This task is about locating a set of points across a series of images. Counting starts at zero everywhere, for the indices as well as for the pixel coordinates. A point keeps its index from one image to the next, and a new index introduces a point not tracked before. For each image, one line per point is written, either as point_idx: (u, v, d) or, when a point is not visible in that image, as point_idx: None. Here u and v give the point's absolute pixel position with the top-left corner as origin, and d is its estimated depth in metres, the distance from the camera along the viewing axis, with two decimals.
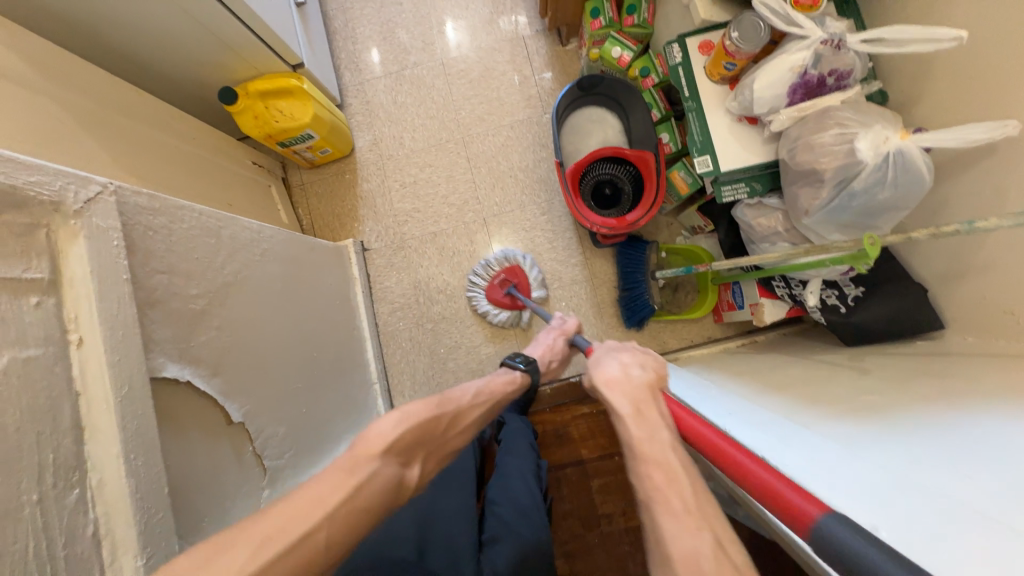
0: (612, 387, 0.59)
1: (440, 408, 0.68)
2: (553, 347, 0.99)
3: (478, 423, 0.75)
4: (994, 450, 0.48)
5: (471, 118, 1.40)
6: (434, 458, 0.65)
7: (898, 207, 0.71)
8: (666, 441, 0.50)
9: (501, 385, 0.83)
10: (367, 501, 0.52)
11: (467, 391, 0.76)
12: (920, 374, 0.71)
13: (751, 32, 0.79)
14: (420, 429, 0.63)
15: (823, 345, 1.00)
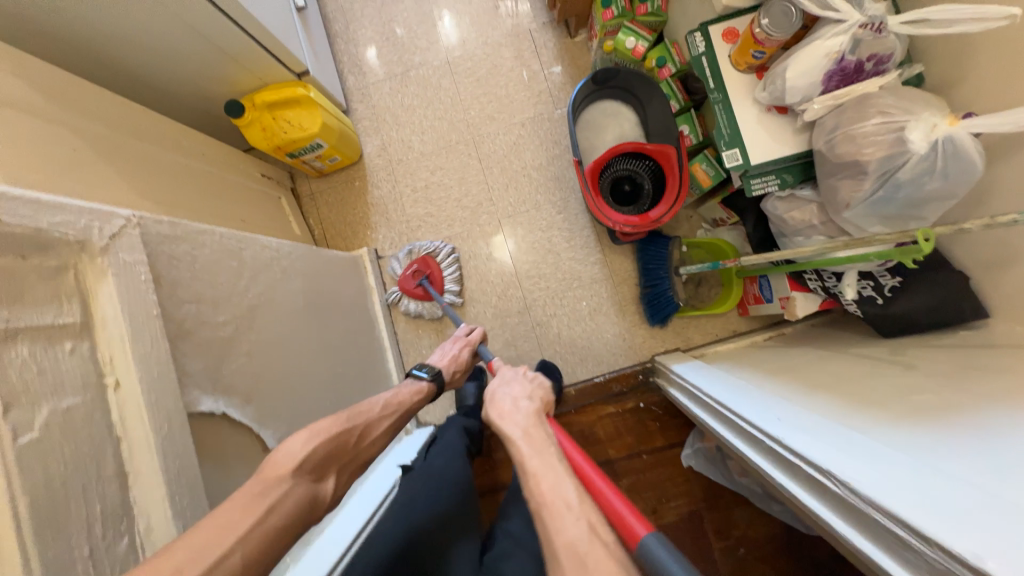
0: (503, 415, 0.60)
1: (349, 422, 0.67)
2: (457, 357, 0.93)
3: (390, 433, 0.74)
4: None
5: (480, 117, 1.36)
6: (351, 471, 0.64)
7: (947, 195, 0.67)
8: (553, 456, 0.53)
9: (409, 396, 0.80)
10: (282, 521, 0.51)
11: (372, 402, 0.74)
12: (974, 369, 0.69)
13: (782, 18, 0.77)
14: (331, 444, 0.62)
15: (859, 337, 0.98)
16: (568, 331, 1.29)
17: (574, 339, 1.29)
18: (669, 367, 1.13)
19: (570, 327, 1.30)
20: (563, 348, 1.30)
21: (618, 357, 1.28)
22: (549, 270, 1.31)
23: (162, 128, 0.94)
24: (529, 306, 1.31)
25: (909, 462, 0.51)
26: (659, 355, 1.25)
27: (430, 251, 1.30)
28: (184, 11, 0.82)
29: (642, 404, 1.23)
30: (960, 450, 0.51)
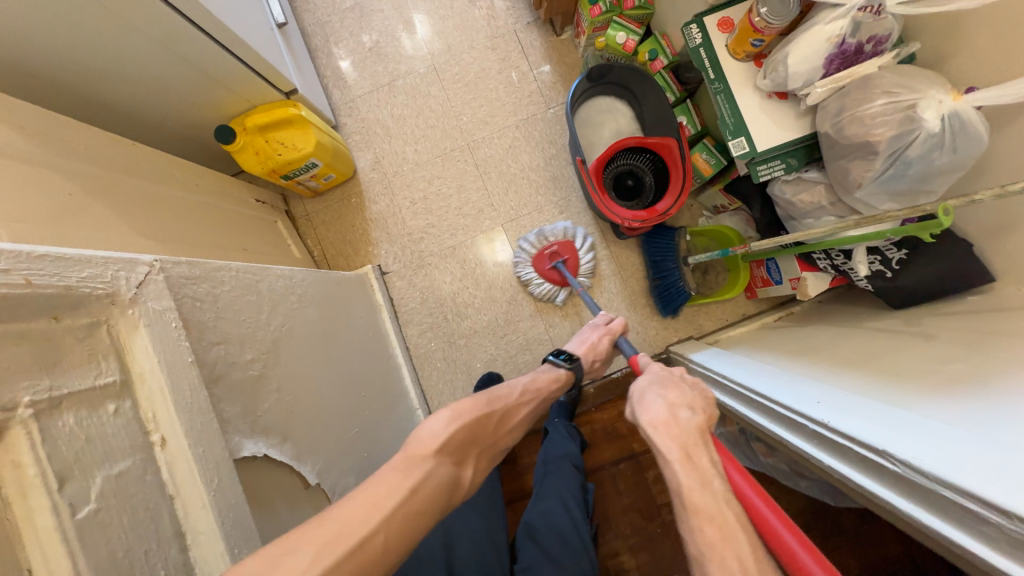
0: (658, 428, 0.55)
1: (489, 407, 0.68)
2: (596, 346, 0.90)
3: (526, 421, 0.75)
4: None
5: (473, 122, 1.35)
6: (487, 456, 0.65)
7: (958, 167, 0.69)
8: (718, 493, 0.49)
9: (544, 384, 0.79)
10: (423, 504, 0.51)
11: (510, 392, 0.73)
12: (993, 333, 0.72)
13: (780, 5, 0.78)
14: (471, 426, 0.63)
15: (869, 310, 1.01)
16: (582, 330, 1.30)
17: None
18: (686, 356, 1.15)
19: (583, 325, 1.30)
20: None
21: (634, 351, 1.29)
22: None
23: (153, 161, 0.90)
24: (541, 308, 1.30)
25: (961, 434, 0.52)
26: (675, 344, 1.27)
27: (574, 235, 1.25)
28: (167, 36, 0.78)
29: None
30: (1007, 417, 0.52)
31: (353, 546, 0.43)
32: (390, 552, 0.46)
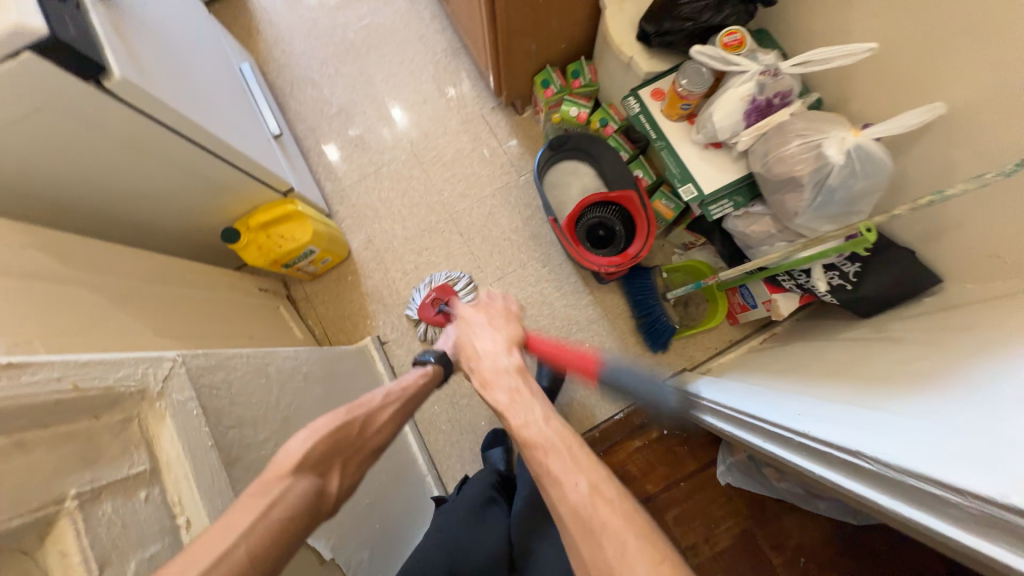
0: (485, 386, 0.63)
1: (350, 413, 0.61)
2: None
3: (400, 420, 0.67)
4: None
5: (454, 196, 1.48)
6: (360, 462, 0.59)
7: (875, 189, 0.80)
8: (541, 418, 0.56)
9: (417, 378, 0.73)
10: (286, 515, 0.48)
11: (377, 394, 0.66)
12: (946, 329, 0.78)
13: (696, 76, 0.92)
14: (333, 437, 0.56)
15: (842, 322, 1.07)
16: (579, 375, 1.34)
17: (586, 381, 1.33)
18: (682, 388, 1.17)
19: (579, 370, 1.34)
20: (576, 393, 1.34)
21: None
22: (547, 320, 1.37)
23: (166, 267, 1.00)
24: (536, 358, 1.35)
25: (926, 426, 0.57)
26: (669, 378, 1.30)
27: (450, 279, 1.37)
28: (177, 157, 0.91)
29: (666, 431, 1.26)
30: (967, 405, 0.57)
31: (217, 555, 0.42)
32: (252, 571, 0.43)
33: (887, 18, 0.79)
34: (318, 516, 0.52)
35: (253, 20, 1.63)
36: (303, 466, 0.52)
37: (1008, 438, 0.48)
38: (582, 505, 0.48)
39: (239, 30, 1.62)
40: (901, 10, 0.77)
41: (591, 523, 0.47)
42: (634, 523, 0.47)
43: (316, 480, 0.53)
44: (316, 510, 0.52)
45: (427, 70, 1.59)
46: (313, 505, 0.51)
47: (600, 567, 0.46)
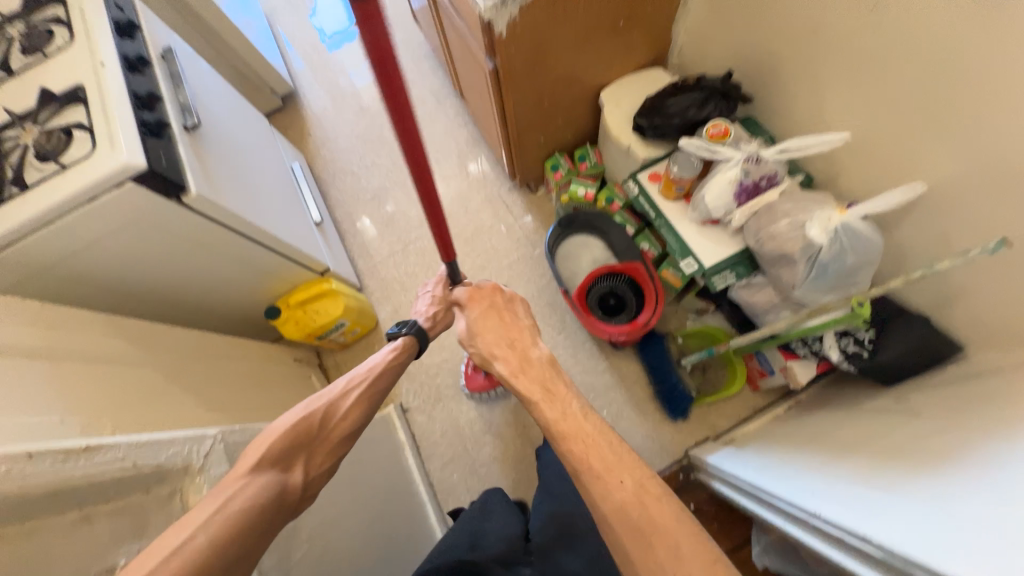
0: (519, 381, 0.74)
1: (306, 411, 0.70)
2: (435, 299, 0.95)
3: (366, 404, 0.77)
4: None
5: (474, 268, 1.59)
6: (322, 454, 0.69)
7: (868, 261, 0.84)
8: (577, 413, 0.69)
9: (382, 360, 0.83)
10: (244, 507, 0.55)
11: (340, 387, 0.76)
12: (965, 403, 0.76)
13: (686, 163, 1.01)
14: (290, 434, 0.66)
15: (865, 389, 1.04)
16: None
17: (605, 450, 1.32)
18: (704, 460, 1.14)
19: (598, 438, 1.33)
20: None
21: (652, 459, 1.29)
22: None
23: (217, 345, 1.13)
24: None
25: (931, 517, 0.56)
26: (692, 449, 1.26)
27: None
28: (234, 250, 1.06)
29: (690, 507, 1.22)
30: (976, 491, 0.56)
31: (161, 557, 0.48)
32: (214, 557, 0.50)
33: (858, 108, 0.87)
34: (292, 501, 0.61)
35: (304, 124, 1.91)
36: (267, 462, 0.62)
37: (1005, 528, 0.48)
38: (629, 503, 0.59)
39: (292, 133, 1.89)
40: (870, 102, 0.84)
41: (639, 522, 0.58)
42: (675, 524, 0.58)
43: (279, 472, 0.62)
44: (286, 494, 0.61)
45: (450, 157, 1.77)
46: (276, 490, 0.60)
47: (650, 565, 0.55)
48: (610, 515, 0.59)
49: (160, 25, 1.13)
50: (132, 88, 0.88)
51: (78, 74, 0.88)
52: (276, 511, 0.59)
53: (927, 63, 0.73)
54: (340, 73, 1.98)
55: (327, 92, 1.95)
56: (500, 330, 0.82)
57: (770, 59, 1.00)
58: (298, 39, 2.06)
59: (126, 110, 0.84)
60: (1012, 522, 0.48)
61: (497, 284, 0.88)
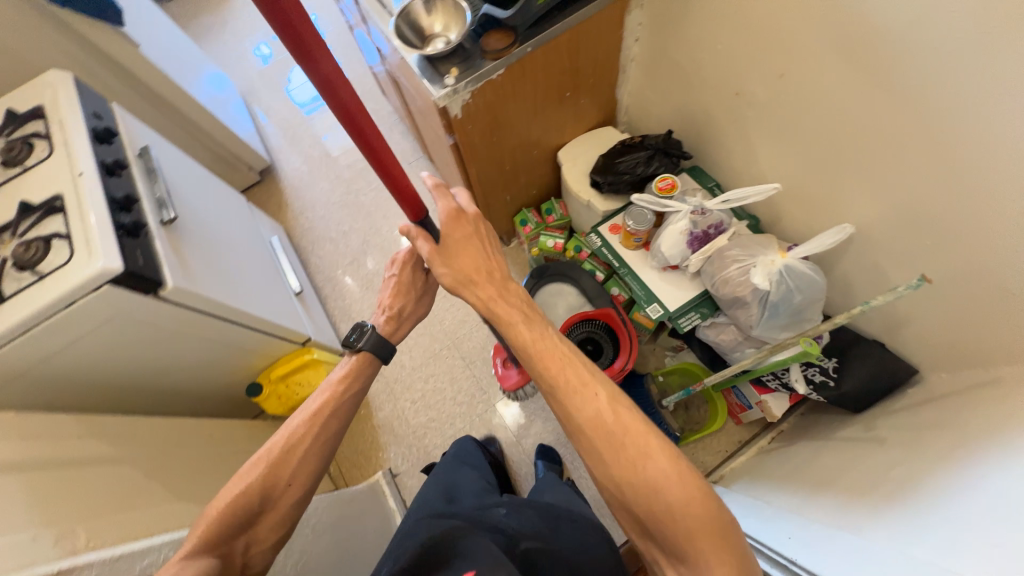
0: (497, 303, 0.75)
1: (247, 479, 0.70)
2: (396, 281, 0.89)
3: (321, 449, 0.76)
4: (1009, 510, 0.54)
5: (455, 323, 1.60)
6: (271, 518, 0.70)
7: (815, 297, 0.91)
8: (553, 335, 0.73)
9: (331, 395, 0.79)
10: None
11: (284, 437, 0.74)
12: (925, 428, 0.79)
13: (641, 217, 1.08)
14: (226, 513, 0.67)
15: (839, 417, 1.07)
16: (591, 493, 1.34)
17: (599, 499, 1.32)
18: None
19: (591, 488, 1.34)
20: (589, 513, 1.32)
21: None
22: (553, 438, 1.41)
23: (200, 431, 1.13)
24: None
25: (889, 561, 0.59)
26: None
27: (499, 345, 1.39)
28: (212, 333, 1.08)
29: None
30: (932, 531, 0.59)
31: None
32: None
33: (788, 161, 0.95)
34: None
35: (283, 195, 1.97)
36: (209, 545, 0.64)
37: None
38: (603, 412, 0.66)
39: (271, 204, 1.96)
40: (797, 155, 0.92)
41: (613, 429, 0.65)
42: (638, 431, 0.64)
43: (222, 553, 0.65)
44: (227, 573, 0.64)
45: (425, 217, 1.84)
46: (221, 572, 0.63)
47: (623, 466, 0.63)
48: (580, 429, 0.66)
49: (138, 124, 1.20)
50: (109, 193, 0.93)
51: (58, 182, 0.93)
52: None
53: (839, 121, 0.81)
54: (315, 143, 2.06)
55: (304, 162, 2.03)
56: (481, 259, 0.78)
57: (706, 120, 1.09)
58: (275, 114, 2.17)
59: (104, 214, 0.88)
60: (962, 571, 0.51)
61: (478, 209, 0.81)
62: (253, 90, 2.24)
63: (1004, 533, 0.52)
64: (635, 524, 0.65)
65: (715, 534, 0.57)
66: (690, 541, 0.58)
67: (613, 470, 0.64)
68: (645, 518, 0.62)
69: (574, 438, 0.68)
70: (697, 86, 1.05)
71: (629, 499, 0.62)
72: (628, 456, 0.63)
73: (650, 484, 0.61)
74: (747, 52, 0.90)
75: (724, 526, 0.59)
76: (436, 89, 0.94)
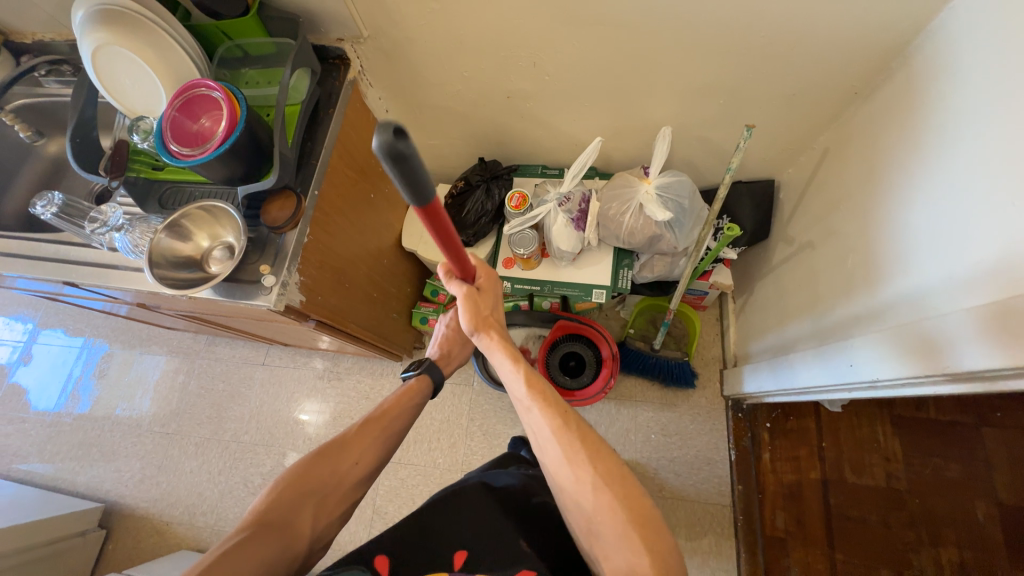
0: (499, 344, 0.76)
1: (320, 453, 0.70)
2: (445, 336, 0.94)
3: (388, 435, 0.76)
4: (951, 230, 0.64)
5: (448, 451, 1.41)
6: (340, 493, 0.69)
7: (689, 191, 1.03)
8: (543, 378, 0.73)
9: (399, 395, 0.81)
10: (241, 561, 0.56)
11: (363, 417, 0.75)
12: (825, 213, 0.95)
13: (524, 239, 1.06)
14: (298, 482, 0.66)
15: (759, 246, 1.24)
16: (680, 459, 1.35)
17: (690, 455, 1.36)
18: (745, 388, 1.22)
19: (676, 455, 1.36)
20: (692, 474, 1.34)
21: (715, 424, 1.38)
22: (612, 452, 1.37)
23: None
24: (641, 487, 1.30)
25: (916, 324, 0.66)
26: (724, 388, 1.37)
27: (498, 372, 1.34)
28: None
29: (769, 424, 1.31)
30: (920, 278, 0.69)
31: None
32: None
33: (588, 113, 1.02)
34: (297, 545, 0.63)
35: (154, 519, 1.48)
36: (263, 523, 0.61)
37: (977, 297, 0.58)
38: (562, 427, 0.66)
39: (151, 541, 1.46)
40: (592, 106, 1.00)
41: (566, 445, 0.64)
42: (598, 445, 0.65)
43: (277, 525, 0.62)
44: (291, 543, 0.62)
45: (326, 395, 1.55)
46: (278, 539, 0.61)
47: (569, 475, 0.63)
48: (546, 441, 0.66)
49: None
50: None
51: None
52: (282, 553, 0.60)
53: (605, 66, 0.89)
54: (139, 437, 1.58)
55: (144, 465, 1.55)
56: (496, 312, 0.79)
57: (500, 128, 1.11)
58: (59, 451, 1.61)
59: None
60: (972, 292, 0.59)
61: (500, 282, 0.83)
62: (7, 453, 1.63)
63: (961, 240, 0.62)
64: (578, 527, 0.63)
65: (643, 526, 0.59)
66: (621, 528, 0.59)
67: (569, 475, 0.63)
68: (589, 516, 0.61)
69: (539, 444, 0.68)
70: (473, 110, 1.07)
71: (578, 501, 0.62)
72: (586, 465, 0.63)
73: (599, 485, 0.61)
74: (495, 62, 0.92)
75: (652, 519, 0.60)
76: (263, 299, 0.76)
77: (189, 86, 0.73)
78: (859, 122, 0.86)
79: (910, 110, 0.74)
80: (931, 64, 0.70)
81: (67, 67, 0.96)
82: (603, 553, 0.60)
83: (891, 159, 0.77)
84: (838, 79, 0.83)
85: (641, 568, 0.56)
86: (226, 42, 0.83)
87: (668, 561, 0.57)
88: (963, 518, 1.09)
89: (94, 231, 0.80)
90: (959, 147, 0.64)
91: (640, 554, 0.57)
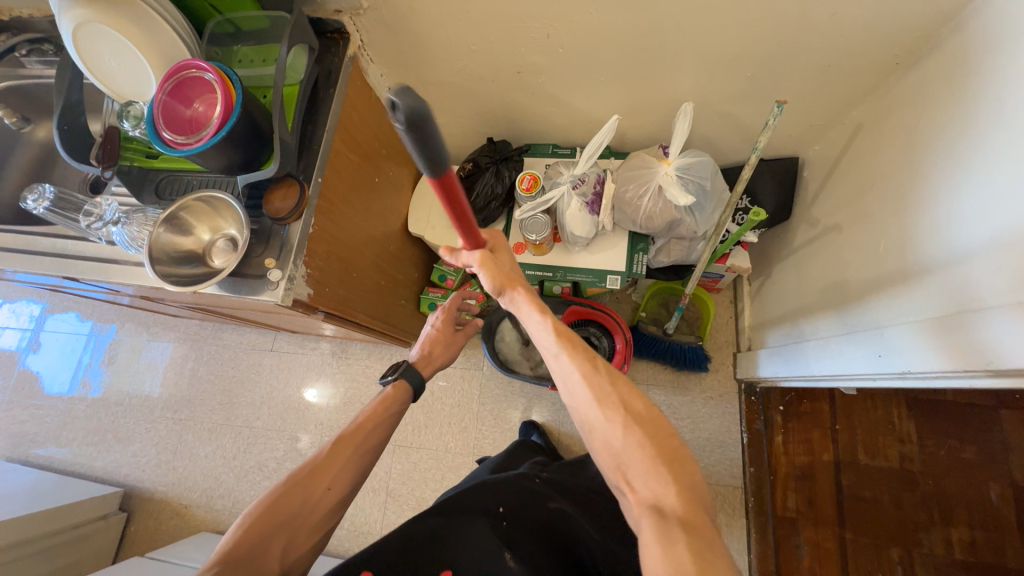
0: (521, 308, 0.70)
1: (289, 482, 0.69)
2: (430, 337, 0.95)
3: (361, 455, 0.75)
4: (1001, 213, 0.59)
5: (458, 434, 1.41)
6: (314, 523, 0.68)
7: (711, 171, 0.97)
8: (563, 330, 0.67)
9: (373, 408, 0.79)
10: None
11: (334, 438, 0.75)
12: (855, 193, 0.90)
13: (535, 224, 1.02)
14: (268, 515, 0.65)
15: (779, 227, 1.20)
16: (691, 441, 1.35)
17: (701, 437, 1.35)
18: (762, 372, 1.19)
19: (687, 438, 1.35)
20: (704, 457, 1.33)
21: (727, 407, 1.36)
22: None
23: None
24: None
25: (961, 316, 0.62)
26: (738, 371, 1.36)
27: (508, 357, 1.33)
28: None
29: (782, 406, 1.28)
30: (962, 266, 0.64)
31: None
32: None
33: (605, 89, 0.96)
34: None
35: (172, 502, 1.51)
36: (233, 559, 0.60)
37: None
38: (588, 365, 0.62)
39: (171, 523, 1.49)
40: (609, 81, 0.94)
41: (595, 382, 0.61)
42: (628, 387, 0.61)
43: (248, 560, 0.61)
44: None
45: (335, 380, 1.54)
46: None
47: (596, 412, 0.60)
48: (574, 382, 0.63)
49: None
50: None
51: None
52: None
53: (624, 39, 0.83)
54: (151, 422, 1.60)
55: (159, 450, 1.57)
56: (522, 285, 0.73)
57: (509, 105, 1.05)
58: (74, 436, 1.63)
59: None
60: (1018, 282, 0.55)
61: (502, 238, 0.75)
62: (23, 439, 1.66)
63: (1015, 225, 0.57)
64: (605, 465, 0.59)
65: (673, 463, 0.55)
66: (650, 463, 0.55)
67: (598, 414, 0.60)
68: (615, 451, 0.58)
69: (566, 387, 0.64)
70: (482, 87, 1.01)
71: (607, 439, 0.58)
72: (616, 403, 0.59)
73: (630, 422, 0.58)
74: (504, 34, 0.85)
75: (680, 455, 0.56)
76: (269, 295, 0.74)
77: (179, 68, 0.68)
78: (902, 94, 0.80)
79: (962, 82, 0.67)
80: (988, 29, 0.64)
81: (48, 46, 0.92)
82: (630, 487, 0.56)
83: (937, 136, 0.71)
84: (877, 48, 0.77)
85: (669, 499, 0.52)
86: (215, 17, 0.78)
87: (698, 497, 0.54)
88: (975, 498, 1.10)
89: (89, 226, 0.77)
90: (1014, 122, 0.59)
91: (668, 486, 0.53)
